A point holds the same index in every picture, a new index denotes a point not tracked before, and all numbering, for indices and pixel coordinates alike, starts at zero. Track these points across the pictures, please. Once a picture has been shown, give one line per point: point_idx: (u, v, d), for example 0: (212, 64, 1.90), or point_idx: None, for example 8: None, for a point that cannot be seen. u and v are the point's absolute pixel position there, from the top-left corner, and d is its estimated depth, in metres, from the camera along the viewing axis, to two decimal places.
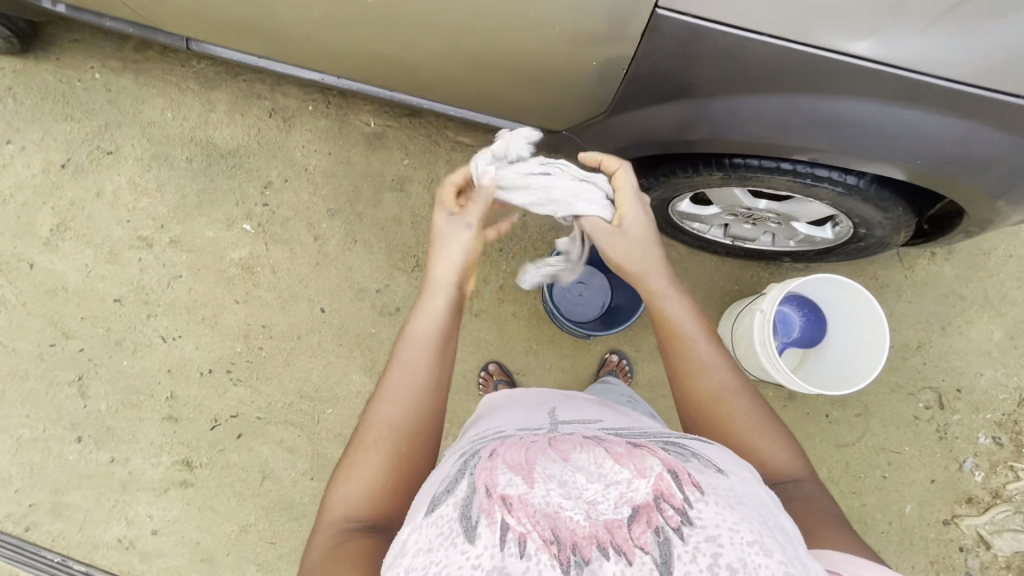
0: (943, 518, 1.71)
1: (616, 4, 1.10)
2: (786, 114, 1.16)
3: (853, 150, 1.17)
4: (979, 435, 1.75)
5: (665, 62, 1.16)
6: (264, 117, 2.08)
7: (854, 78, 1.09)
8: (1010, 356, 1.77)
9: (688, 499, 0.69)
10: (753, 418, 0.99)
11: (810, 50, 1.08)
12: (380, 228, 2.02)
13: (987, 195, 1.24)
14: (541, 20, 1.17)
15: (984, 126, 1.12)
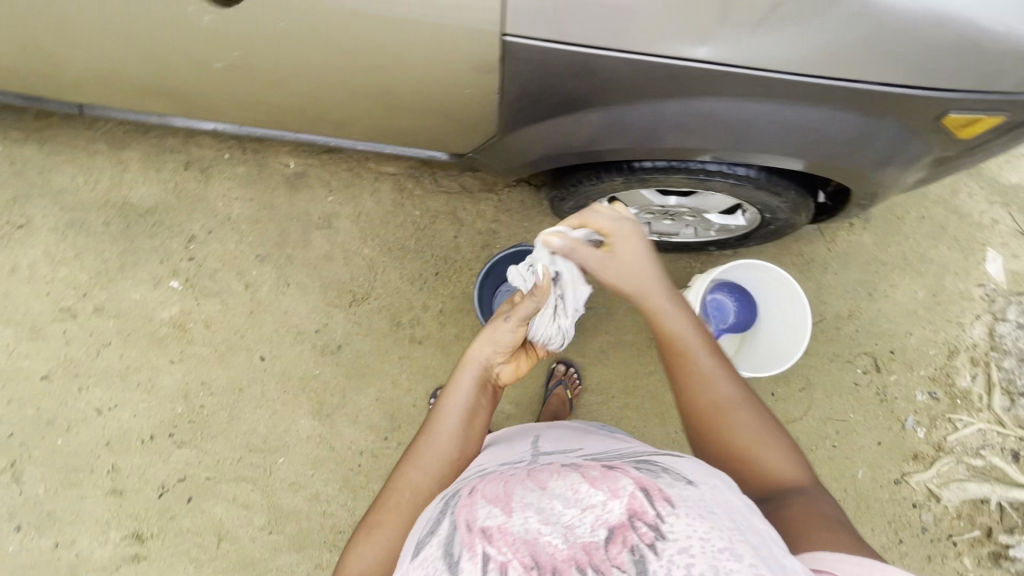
0: (893, 477, 1.81)
1: (468, 29, 1.03)
2: (654, 123, 1.12)
3: (725, 147, 1.13)
4: (917, 392, 1.86)
5: (533, 83, 1.11)
6: (179, 171, 1.97)
7: (706, 83, 1.04)
8: (933, 312, 1.92)
9: (661, 514, 0.64)
10: (752, 432, 0.90)
11: (653, 61, 1.02)
12: (313, 268, 1.93)
13: (869, 174, 1.18)
14: (412, 58, 1.12)
15: (847, 111, 1.06)
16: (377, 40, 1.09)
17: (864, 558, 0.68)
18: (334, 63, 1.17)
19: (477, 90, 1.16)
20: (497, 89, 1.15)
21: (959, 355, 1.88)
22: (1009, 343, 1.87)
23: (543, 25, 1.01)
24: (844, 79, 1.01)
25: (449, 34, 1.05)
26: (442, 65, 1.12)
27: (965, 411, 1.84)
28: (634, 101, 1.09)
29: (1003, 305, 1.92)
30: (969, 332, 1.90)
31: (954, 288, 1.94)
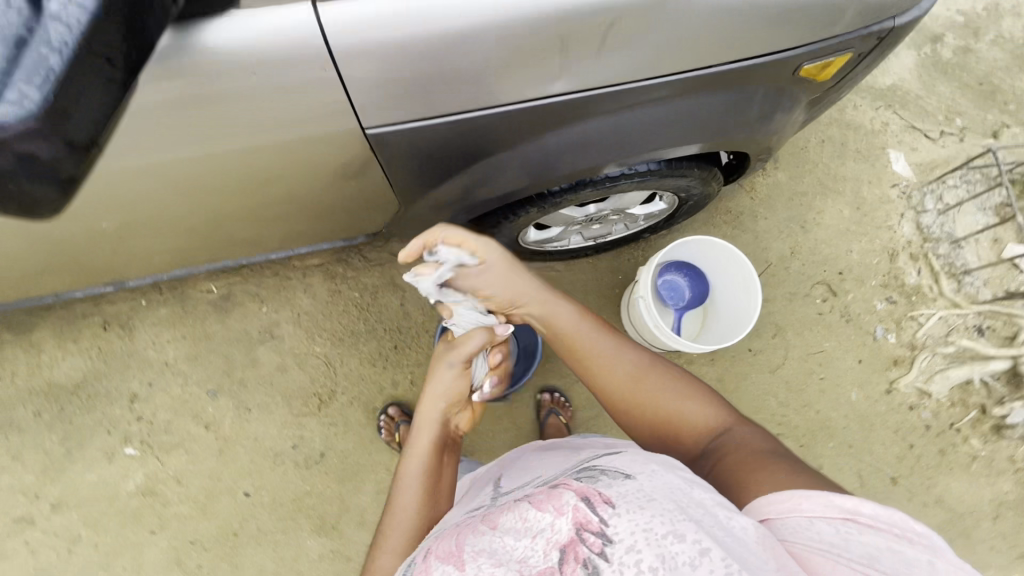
0: (883, 389, 1.86)
1: (324, 136, 1.00)
2: (543, 157, 1.14)
3: (616, 156, 1.17)
4: (876, 302, 1.93)
5: (414, 159, 1.09)
6: (99, 333, 1.83)
7: (573, 111, 1.06)
8: (864, 225, 2.00)
9: (605, 518, 0.62)
10: (668, 394, 0.98)
11: (515, 107, 1.02)
12: (270, 384, 1.83)
13: (755, 136, 1.25)
14: (287, 169, 1.07)
15: (712, 92, 1.10)
16: (243, 170, 1.06)
17: (809, 493, 0.71)
18: (211, 195, 1.12)
19: (362, 175, 1.13)
20: (382, 170, 1.13)
21: (900, 255, 1.96)
22: (938, 231, 1.97)
23: (403, 109, 0.98)
24: (703, 67, 1.04)
25: (314, 141, 1.01)
26: (319, 166, 1.08)
27: (923, 305, 1.91)
28: (520, 142, 1.10)
29: (920, 197, 2.02)
30: (901, 232, 1.99)
31: (872, 196, 2.03)
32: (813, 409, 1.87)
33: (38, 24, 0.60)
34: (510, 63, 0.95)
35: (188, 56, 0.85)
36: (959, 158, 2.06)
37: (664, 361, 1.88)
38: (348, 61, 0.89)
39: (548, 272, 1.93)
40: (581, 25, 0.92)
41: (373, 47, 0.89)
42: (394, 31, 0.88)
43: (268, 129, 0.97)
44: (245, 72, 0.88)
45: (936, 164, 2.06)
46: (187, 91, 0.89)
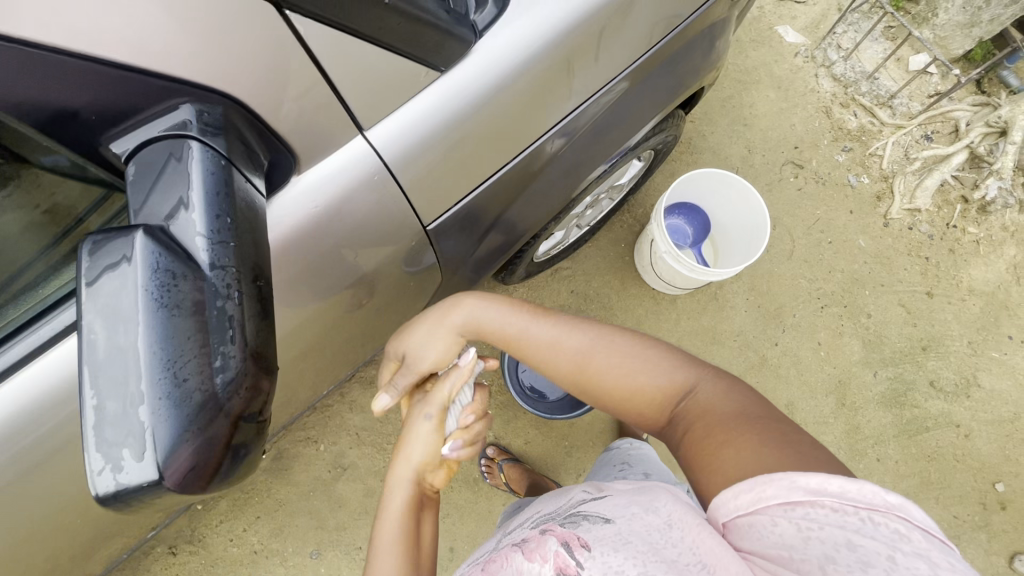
0: (882, 224, 2.03)
1: (400, 243, 0.99)
2: (558, 172, 1.22)
3: (613, 143, 1.28)
4: (837, 157, 2.09)
5: (458, 233, 1.10)
6: (171, 561, 1.68)
7: (579, 124, 1.14)
8: (792, 98, 2.16)
9: (581, 560, 0.59)
10: (621, 367, 0.88)
11: (537, 144, 1.09)
12: (367, 514, 1.74)
13: (707, 74, 1.38)
14: (370, 294, 1.06)
15: (672, 55, 1.22)
16: (335, 312, 1.03)
17: (772, 474, 0.60)
18: (300, 357, 1.08)
19: (421, 267, 1.10)
20: (437, 259, 1.12)
21: (833, 108, 2.14)
22: (852, 74, 2.16)
23: (450, 193, 0.99)
24: (660, 38, 1.16)
25: (388, 257, 1.00)
26: (382, 282, 1.05)
27: (874, 140, 2.10)
28: (539, 171, 1.16)
29: (822, 54, 2.20)
30: (823, 89, 2.16)
31: (785, 71, 2.19)
32: (839, 270, 1.99)
33: (203, 280, 0.52)
34: (528, 103, 0.98)
35: (276, 239, 0.81)
36: (831, 9, 2.26)
37: (699, 297, 1.95)
38: (405, 169, 0.88)
39: (560, 274, 1.95)
40: (576, 44, 0.98)
41: (421, 144, 0.87)
42: (434, 122, 0.87)
43: (352, 265, 0.95)
44: (330, 225, 0.86)
45: (819, 21, 2.24)
46: (288, 268, 0.86)
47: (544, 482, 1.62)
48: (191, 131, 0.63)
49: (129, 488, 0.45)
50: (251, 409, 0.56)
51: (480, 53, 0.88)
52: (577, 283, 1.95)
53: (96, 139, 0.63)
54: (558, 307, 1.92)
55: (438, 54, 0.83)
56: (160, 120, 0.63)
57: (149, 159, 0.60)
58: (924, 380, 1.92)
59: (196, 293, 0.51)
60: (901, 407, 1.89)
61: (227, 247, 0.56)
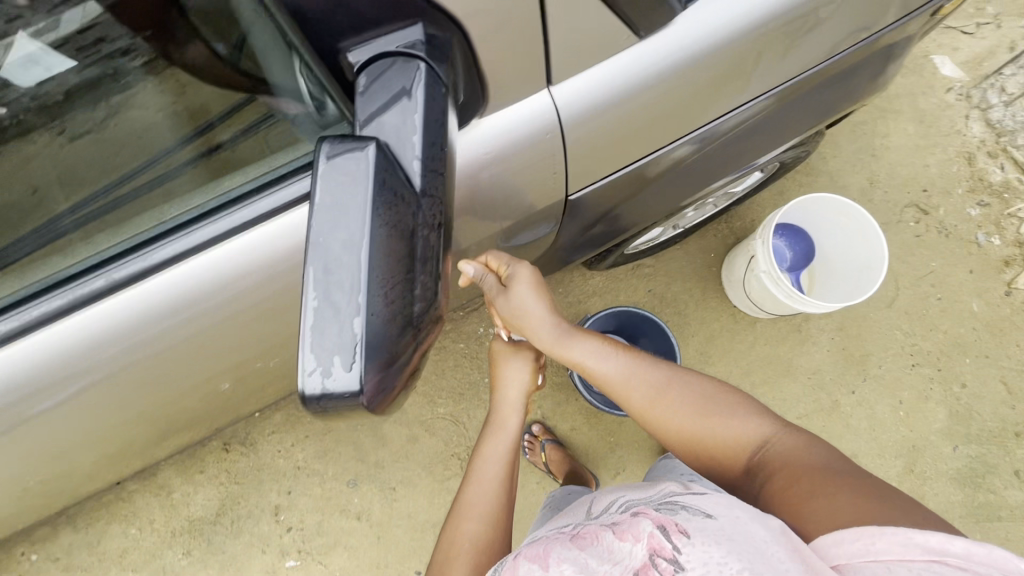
0: (1003, 292, 1.85)
1: (538, 205, 0.97)
2: (697, 170, 1.17)
3: (758, 151, 1.22)
4: (969, 210, 1.91)
5: (586, 209, 1.07)
6: (223, 456, 1.79)
7: (739, 122, 1.08)
8: (932, 137, 1.98)
9: (678, 546, 0.58)
10: (696, 410, 0.89)
11: (694, 134, 1.04)
12: (406, 459, 1.79)
13: (870, 97, 1.28)
14: (485, 249, 1.05)
15: (850, 69, 1.13)
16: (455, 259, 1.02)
17: (885, 528, 0.58)
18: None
19: (512, 245, 1.07)
20: (557, 228, 1.10)
21: (978, 156, 1.95)
22: (1008, 123, 1.96)
23: (598, 168, 0.97)
24: (845, 49, 1.07)
25: (521, 216, 0.98)
26: (495, 243, 1.04)
27: (1017, 199, 1.90)
28: (679, 165, 1.11)
29: (979, 94, 2.00)
30: (971, 134, 1.97)
31: (931, 106, 2.01)
32: (941, 331, 1.85)
33: (415, 203, 0.53)
34: (700, 91, 0.94)
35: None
36: (1002, 47, 2.05)
37: (782, 325, 1.86)
38: (570, 134, 0.86)
39: (642, 270, 1.90)
40: (762, 39, 0.92)
41: (594, 112, 0.86)
42: (608, 93, 0.85)
43: (487, 219, 0.94)
44: (489, 172, 0.84)
45: (984, 58, 2.04)
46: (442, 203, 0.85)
47: (584, 470, 1.62)
48: (417, 50, 0.60)
49: (331, 396, 0.45)
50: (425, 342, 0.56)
51: (674, 28, 0.85)
52: (657, 283, 1.89)
53: (337, 41, 0.62)
54: (632, 303, 1.88)
55: (644, 19, 0.80)
56: (395, 35, 0.62)
57: (378, 70, 0.59)
58: (1009, 467, 1.77)
59: (409, 218, 0.51)
60: (975, 489, 1.76)
61: (436, 176, 0.56)
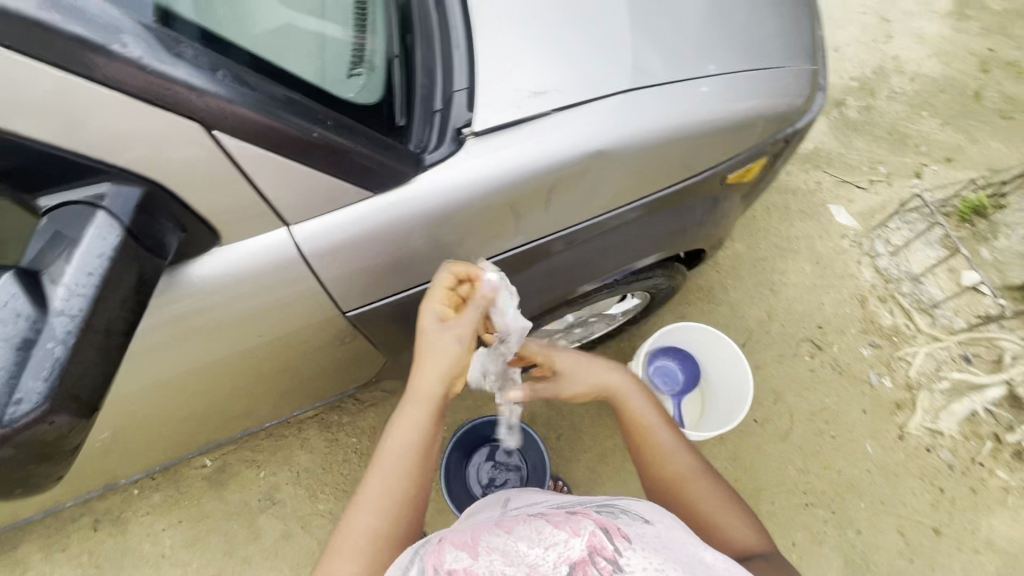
0: (896, 435, 1.86)
1: (323, 320, 1.01)
2: (527, 292, 1.19)
3: (599, 273, 1.24)
4: (862, 350, 1.98)
5: (391, 324, 1.10)
6: (89, 535, 1.74)
7: (558, 247, 1.10)
8: (828, 278, 2.11)
9: (619, 548, 0.62)
10: (717, 499, 0.95)
11: (506, 255, 1.06)
12: (275, 557, 1.73)
13: (712, 228, 1.33)
14: (277, 355, 1.07)
15: (679, 205, 1.18)
16: (256, 359, 1.05)
17: None
18: (205, 389, 1.10)
19: (336, 344, 1.12)
20: (365, 337, 1.12)
21: (869, 299, 2.06)
22: (895, 271, 2.09)
23: (390, 285, 1.00)
24: (669, 184, 1.10)
25: (304, 331, 1.02)
26: (317, 345, 1.10)
27: (905, 344, 1.98)
28: None
29: (869, 243, 2.16)
30: (863, 278, 2.10)
31: (828, 249, 2.16)
32: (834, 470, 1.83)
33: (43, 322, 0.61)
34: (469, 229, 0.95)
35: (176, 294, 0.85)
36: (892, 202, 2.25)
37: None
38: (322, 265, 0.90)
39: None
40: (527, 191, 0.94)
41: (364, 240, 0.89)
42: (376, 224, 0.89)
43: (253, 332, 0.96)
44: (252, 291, 0.89)
45: (875, 211, 2.23)
46: (203, 316, 0.89)
47: None
48: (104, 203, 0.69)
49: None
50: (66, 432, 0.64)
51: (442, 169, 0.89)
52: None
53: (26, 195, 0.69)
54: (528, 412, 1.90)
55: (369, 178, 0.85)
56: (82, 189, 0.69)
57: (55, 220, 0.67)
58: None
59: (15, 328, 0.59)
60: None
61: (86, 299, 0.63)
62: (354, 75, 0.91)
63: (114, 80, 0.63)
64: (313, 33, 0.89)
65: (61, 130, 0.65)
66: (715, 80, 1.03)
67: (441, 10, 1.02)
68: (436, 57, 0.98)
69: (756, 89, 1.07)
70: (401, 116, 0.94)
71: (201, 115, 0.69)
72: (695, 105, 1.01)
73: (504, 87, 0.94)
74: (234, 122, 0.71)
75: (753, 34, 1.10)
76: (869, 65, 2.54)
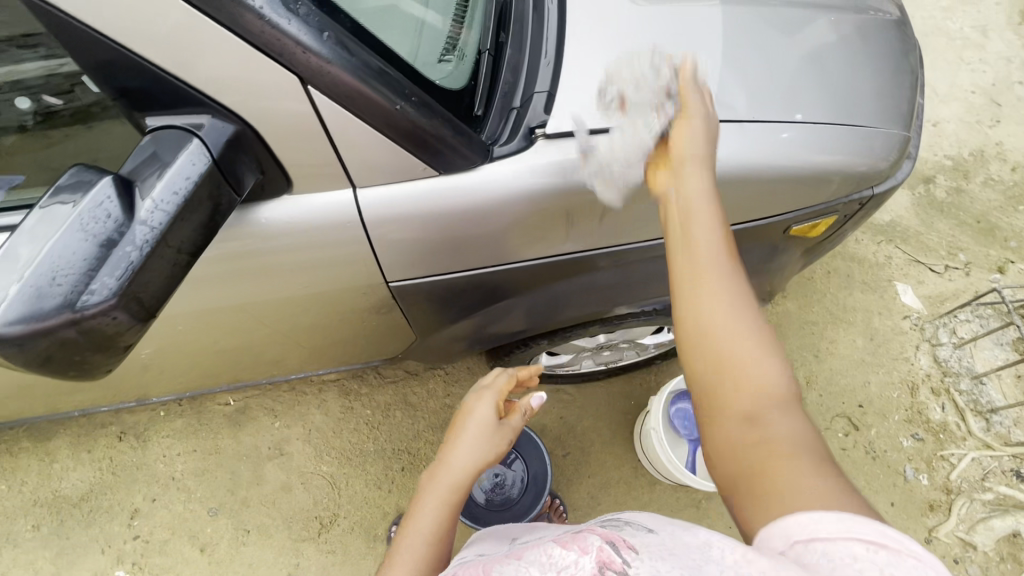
0: (924, 538, 1.73)
1: (367, 286, 1.05)
2: (564, 302, 1.19)
3: (639, 298, 1.22)
4: (902, 439, 1.86)
5: (428, 304, 1.14)
6: (113, 443, 1.85)
7: (604, 262, 1.10)
8: (880, 356, 2.00)
9: (628, 560, 0.54)
10: (751, 353, 0.67)
11: (551, 259, 1.07)
12: (271, 505, 1.79)
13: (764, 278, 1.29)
14: (316, 310, 1.11)
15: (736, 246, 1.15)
16: (298, 309, 1.10)
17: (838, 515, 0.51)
18: (246, 328, 1.16)
19: (372, 312, 1.15)
20: (399, 311, 1.16)
21: (921, 389, 1.94)
22: (955, 364, 1.96)
23: (435, 264, 1.02)
24: (730, 223, 1.08)
25: (347, 292, 1.06)
26: (353, 310, 1.14)
27: (952, 443, 1.85)
28: (540, 286, 1.13)
29: (932, 330, 2.04)
30: (918, 364, 1.98)
31: (885, 327, 2.05)
32: None
33: (128, 228, 0.66)
34: (523, 224, 0.97)
35: (241, 233, 0.91)
36: (966, 292, 2.11)
37: (682, 496, 1.79)
38: (377, 231, 0.94)
39: (559, 395, 1.92)
40: (586, 200, 0.95)
41: (420, 215, 0.92)
42: (435, 203, 0.92)
43: (301, 283, 1.01)
44: (307, 243, 0.94)
45: (945, 297, 2.10)
46: (259, 254, 0.94)
47: None
48: (201, 132, 0.75)
49: None
50: (122, 331, 0.68)
51: (510, 163, 0.92)
52: (569, 413, 1.90)
53: (140, 112, 0.76)
54: (541, 424, 1.89)
55: (438, 158, 0.88)
56: (186, 117, 0.76)
57: (159, 139, 0.74)
58: None
59: (106, 228, 0.65)
60: None
61: (168, 216, 0.69)
62: (444, 61, 0.95)
63: (237, 23, 0.69)
64: (415, 16, 0.94)
65: (179, 63, 0.71)
66: (796, 126, 1.01)
67: (538, 15, 1.05)
68: (524, 58, 1.01)
69: (840, 145, 1.04)
70: (480, 107, 0.97)
71: (300, 70, 0.74)
72: (774, 149, 0.99)
73: (585, 97, 0.95)
74: (329, 82, 0.76)
75: (847, 90, 1.07)
76: (968, 147, 2.41)
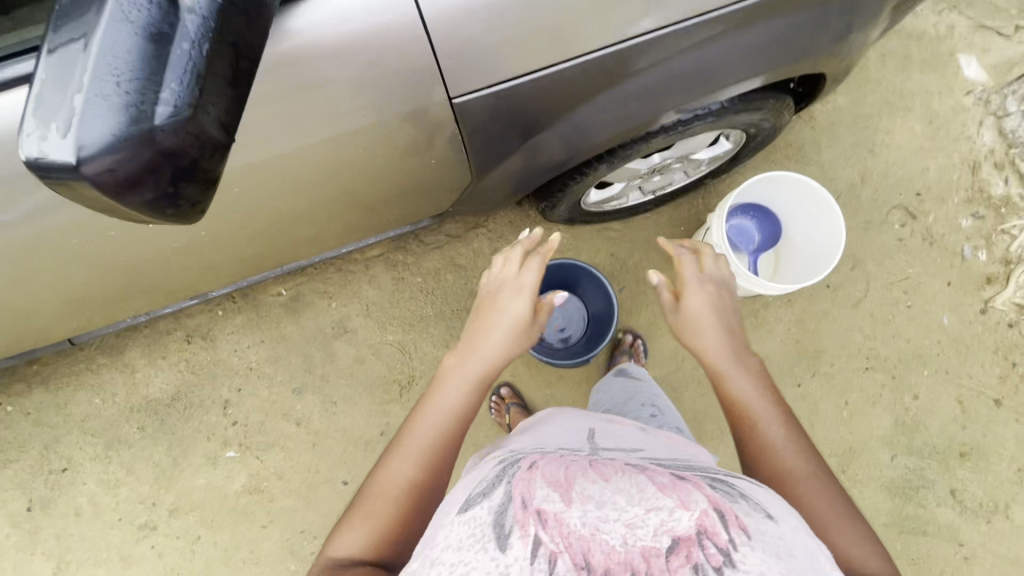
0: (979, 309, 1.78)
1: (414, 112, 0.97)
2: (627, 108, 1.09)
3: (705, 91, 1.11)
4: (961, 220, 1.83)
5: (484, 131, 1.04)
6: (183, 347, 1.91)
7: (670, 41, 0.99)
8: (940, 140, 1.88)
9: (734, 541, 0.56)
10: (842, 526, 0.78)
11: (616, 45, 0.97)
12: (350, 377, 1.88)
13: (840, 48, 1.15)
14: (362, 159, 1.04)
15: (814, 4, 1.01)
16: (342, 158, 1.03)
17: None
18: (300, 188, 1.08)
19: (419, 154, 1.07)
20: (445, 144, 1.06)
21: (982, 166, 1.85)
22: None
23: (487, 68, 0.93)
24: None
25: (402, 119, 0.97)
26: (400, 152, 1.05)
27: (1013, 216, 1.81)
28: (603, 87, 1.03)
29: (998, 101, 1.88)
30: (981, 141, 1.87)
31: (946, 106, 1.90)
32: (904, 339, 1.79)
33: (177, 18, 0.56)
34: None
35: (292, 46, 0.84)
36: None
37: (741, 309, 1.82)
38: (436, 24, 0.87)
39: (607, 232, 1.87)
40: None
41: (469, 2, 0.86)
42: None
43: (343, 117, 0.94)
44: (350, 59, 0.87)
45: (1014, 62, 1.91)
46: (299, 75, 0.87)
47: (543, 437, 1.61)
48: None
49: (46, 157, 0.56)
50: (197, 159, 0.61)
51: None
52: (620, 249, 1.87)
53: None
54: (593, 263, 1.87)
55: None
56: None
57: None
58: (945, 486, 1.74)
59: (158, 17, 0.55)
60: (905, 500, 1.74)
61: (213, 2, 0.59)
62: None
63: None
64: None
65: None
66: None
67: None
68: None
69: None
70: None
71: None
72: None
73: None
74: None
75: None
76: None
